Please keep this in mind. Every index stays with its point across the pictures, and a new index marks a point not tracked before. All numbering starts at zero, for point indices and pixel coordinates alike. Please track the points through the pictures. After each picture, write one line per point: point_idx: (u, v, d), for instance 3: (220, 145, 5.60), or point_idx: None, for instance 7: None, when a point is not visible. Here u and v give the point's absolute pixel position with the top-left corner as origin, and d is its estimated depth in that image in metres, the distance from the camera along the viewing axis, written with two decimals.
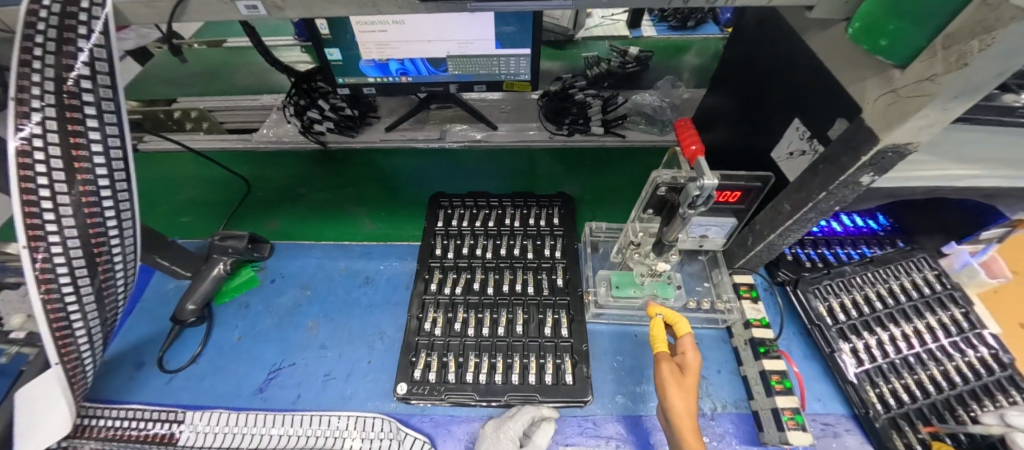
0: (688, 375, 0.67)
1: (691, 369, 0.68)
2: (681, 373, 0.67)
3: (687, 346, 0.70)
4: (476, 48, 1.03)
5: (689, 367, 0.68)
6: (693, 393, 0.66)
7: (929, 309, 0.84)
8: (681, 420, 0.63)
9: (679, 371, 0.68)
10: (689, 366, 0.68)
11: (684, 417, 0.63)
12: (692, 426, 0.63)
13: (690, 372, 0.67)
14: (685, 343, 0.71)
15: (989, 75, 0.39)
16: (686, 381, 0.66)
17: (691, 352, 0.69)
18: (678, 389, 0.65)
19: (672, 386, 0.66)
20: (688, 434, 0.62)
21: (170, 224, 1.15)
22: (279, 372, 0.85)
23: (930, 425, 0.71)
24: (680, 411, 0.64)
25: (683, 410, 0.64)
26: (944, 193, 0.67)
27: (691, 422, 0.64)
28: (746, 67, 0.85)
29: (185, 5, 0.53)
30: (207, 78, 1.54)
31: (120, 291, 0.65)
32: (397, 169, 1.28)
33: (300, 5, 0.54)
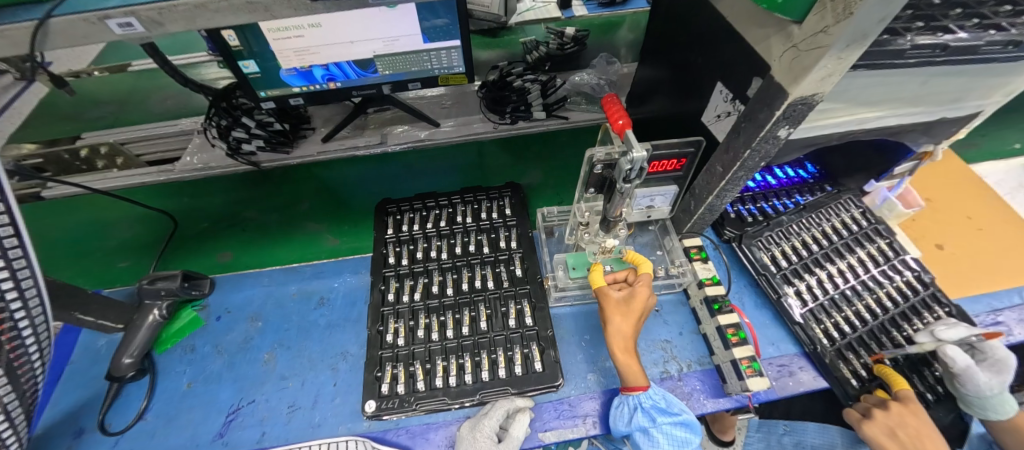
0: (630, 305, 0.73)
1: (636, 300, 0.73)
2: (624, 302, 0.74)
3: (641, 281, 0.75)
4: (403, 45, 0.99)
5: (634, 298, 0.74)
6: (633, 319, 0.73)
7: (859, 244, 0.91)
8: (616, 342, 0.71)
9: (622, 300, 0.74)
10: (633, 297, 0.74)
11: (620, 338, 0.71)
12: (623, 347, 0.71)
13: (634, 302, 0.73)
14: (639, 278, 0.76)
15: (874, 20, 0.41)
16: (628, 309, 0.73)
17: (642, 286, 0.74)
18: (615, 315, 0.73)
19: (612, 313, 0.73)
20: (619, 352, 0.71)
21: (106, 271, 1.05)
22: (238, 412, 0.80)
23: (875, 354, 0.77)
24: (616, 332, 0.72)
25: (617, 331, 0.72)
26: (857, 136, 0.72)
27: (625, 342, 0.72)
28: (669, 38, 0.87)
29: (44, 30, 0.47)
30: (115, 107, 1.40)
31: (35, 358, 0.60)
32: (340, 181, 1.22)
33: (182, 17, 0.49)
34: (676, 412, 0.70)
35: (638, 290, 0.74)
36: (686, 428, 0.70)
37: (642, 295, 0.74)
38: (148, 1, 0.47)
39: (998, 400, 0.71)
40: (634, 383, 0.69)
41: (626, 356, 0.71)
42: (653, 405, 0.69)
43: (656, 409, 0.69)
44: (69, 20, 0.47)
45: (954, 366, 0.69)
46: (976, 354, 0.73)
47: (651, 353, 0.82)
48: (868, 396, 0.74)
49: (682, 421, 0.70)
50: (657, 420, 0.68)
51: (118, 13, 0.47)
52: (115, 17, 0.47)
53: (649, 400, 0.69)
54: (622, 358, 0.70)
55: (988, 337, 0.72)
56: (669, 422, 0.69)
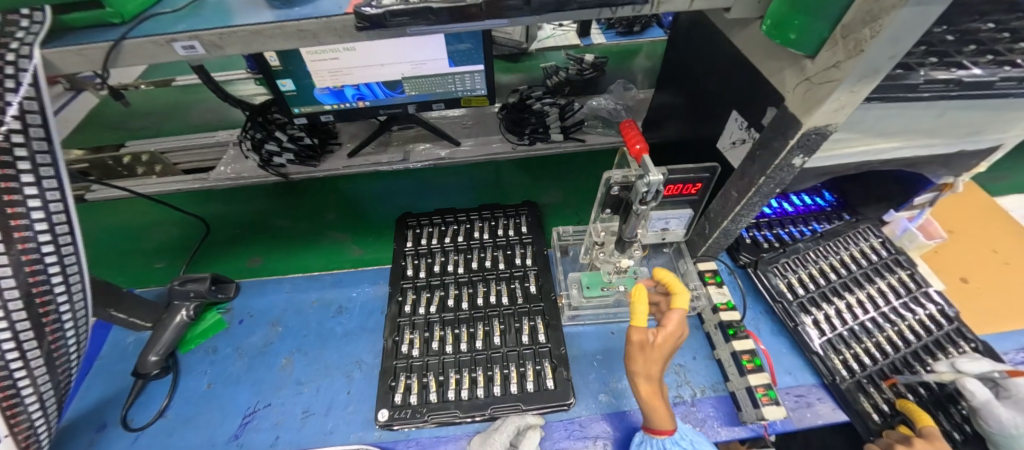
0: (659, 347, 0.65)
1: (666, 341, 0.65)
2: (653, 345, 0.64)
3: (673, 317, 0.66)
4: (430, 68, 1.04)
5: (665, 339, 0.65)
6: (661, 362, 0.65)
7: (879, 274, 0.90)
8: (644, 386, 0.65)
9: (655, 342, 0.65)
10: (664, 338, 0.65)
11: (647, 383, 0.65)
12: (651, 391, 0.65)
13: (663, 344, 0.65)
14: (671, 314, 0.66)
15: (884, 57, 0.43)
16: (656, 352, 0.64)
17: (672, 326, 0.65)
18: (642, 360, 0.64)
19: (638, 358, 0.65)
20: (646, 396, 0.65)
21: (143, 272, 1.10)
22: (254, 415, 0.82)
23: (888, 379, 0.76)
24: (644, 378, 0.65)
25: (643, 376, 0.65)
26: (873, 166, 0.73)
27: (653, 385, 0.65)
28: (687, 67, 0.90)
29: (118, 50, 0.52)
30: (159, 118, 1.49)
31: (72, 350, 0.64)
32: (363, 194, 1.27)
33: (239, 42, 0.54)
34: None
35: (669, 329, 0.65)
36: None
37: (673, 335, 0.65)
38: (212, 27, 0.52)
39: None
40: (661, 427, 0.64)
41: (654, 400, 0.65)
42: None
43: None
44: (140, 42, 0.52)
45: (972, 400, 0.67)
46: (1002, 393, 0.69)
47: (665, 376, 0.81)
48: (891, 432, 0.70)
49: None
50: None
51: (184, 37, 0.52)
52: (181, 40, 0.52)
53: (676, 446, 0.65)
54: (649, 401, 0.65)
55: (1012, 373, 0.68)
56: None
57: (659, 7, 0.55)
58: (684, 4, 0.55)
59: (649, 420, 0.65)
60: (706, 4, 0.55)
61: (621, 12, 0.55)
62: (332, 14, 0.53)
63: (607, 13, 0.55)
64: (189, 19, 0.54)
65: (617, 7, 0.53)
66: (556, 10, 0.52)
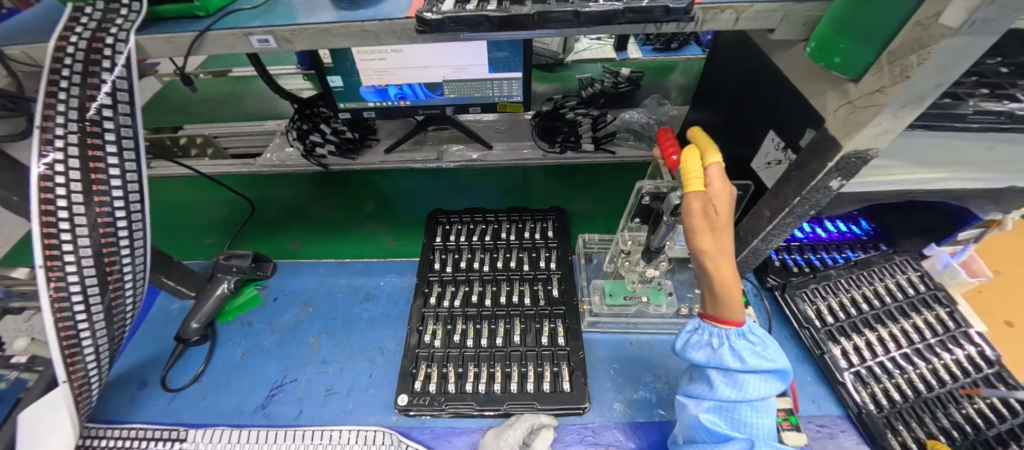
0: (719, 213, 0.56)
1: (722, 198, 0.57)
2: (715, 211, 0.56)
3: (715, 172, 0.59)
4: (471, 73, 1.09)
5: (718, 201, 0.57)
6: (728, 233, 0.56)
7: (915, 309, 0.87)
8: (716, 265, 0.55)
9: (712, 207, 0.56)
10: (721, 202, 0.57)
11: (721, 262, 0.55)
12: (730, 274, 0.55)
13: (722, 206, 0.56)
14: (712, 170, 0.59)
15: (930, 84, 0.43)
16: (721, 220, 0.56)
17: (719, 183, 0.58)
18: (710, 234, 0.56)
19: (699, 228, 0.57)
20: (721, 280, 0.55)
21: (193, 246, 1.17)
22: (281, 388, 0.86)
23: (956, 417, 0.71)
24: (714, 255, 0.55)
25: (717, 255, 0.55)
26: (915, 195, 0.71)
27: (731, 267, 0.55)
28: (725, 85, 0.90)
29: (201, 40, 0.58)
30: (215, 105, 1.60)
31: (128, 309, 0.70)
32: (397, 189, 1.32)
33: (308, 39, 0.59)
34: (774, 361, 0.57)
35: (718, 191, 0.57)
36: (776, 382, 0.58)
37: (723, 193, 0.57)
38: (285, 24, 0.58)
39: None
40: (729, 318, 0.57)
41: (729, 281, 0.56)
42: (743, 345, 0.57)
43: (745, 348, 0.57)
44: (222, 34, 0.58)
45: None
46: None
47: None
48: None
49: (774, 370, 0.58)
50: (745, 361, 0.56)
51: (260, 31, 0.57)
52: (257, 34, 0.58)
53: (742, 338, 0.58)
54: (723, 287, 0.55)
55: None
56: (760, 369, 0.57)
57: (704, 26, 0.57)
58: (728, 23, 0.56)
59: (719, 306, 0.57)
60: (751, 24, 0.57)
61: (666, 28, 0.56)
62: (394, 17, 0.57)
63: (651, 28, 0.56)
64: (264, 15, 0.59)
65: (662, 23, 0.55)
66: (604, 24, 0.55)
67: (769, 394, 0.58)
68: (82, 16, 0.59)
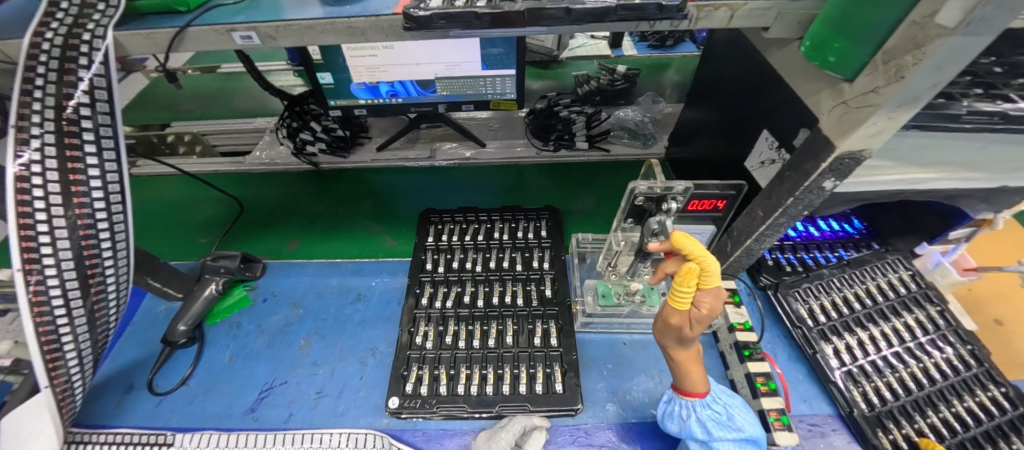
0: (694, 332, 0.56)
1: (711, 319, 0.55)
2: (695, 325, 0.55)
3: (705, 299, 0.54)
4: (463, 70, 1.07)
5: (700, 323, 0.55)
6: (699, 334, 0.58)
7: (906, 308, 0.87)
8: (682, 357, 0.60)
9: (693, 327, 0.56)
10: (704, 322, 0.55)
11: (684, 353, 0.60)
12: (690, 358, 0.60)
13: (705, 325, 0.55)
14: (703, 297, 0.54)
15: (926, 84, 0.43)
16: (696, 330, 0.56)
17: (709, 308, 0.54)
18: (677, 336, 0.57)
19: (669, 335, 0.58)
20: (684, 365, 0.61)
21: (188, 245, 1.15)
22: (270, 391, 0.85)
23: None
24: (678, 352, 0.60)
25: (678, 347, 0.59)
26: (908, 195, 0.71)
27: (691, 353, 0.60)
28: (719, 84, 0.90)
29: (181, 36, 0.57)
30: (203, 102, 1.56)
31: (111, 312, 0.68)
32: (388, 187, 1.30)
33: (293, 35, 0.57)
34: (739, 429, 0.63)
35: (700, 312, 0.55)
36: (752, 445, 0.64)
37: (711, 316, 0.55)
38: (269, 19, 0.56)
39: None
40: (695, 392, 0.62)
41: (693, 366, 0.61)
42: (710, 416, 0.63)
43: (714, 421, 0.63)
44: (202, 29, 0.56)
45: None
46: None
47: None
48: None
49: (747, 438, 0.63)
50: (714, 434, 0.62)
51: (242, 27, 0.56)
52: (239, 30, 0.56)
53: (708, 409, 0.63)
54: (683, 370, 0.61)
55: None
56: (732, 438, 0.63)
57: (698, 24, 0.56)
58: (722, 22, 0.56)
59: (682, 385, 0.63)
60: (745, 22, 0.56)
61: (659, 26, 0.55)
62: (382, 13, 0.55)
63: (645, 26, 0.55)
64: (249, 11, 0.58)
65: (655, 21, 0.54)
66: (596, 21, 0.54)
67: None
68: (58, 11, 0.57)
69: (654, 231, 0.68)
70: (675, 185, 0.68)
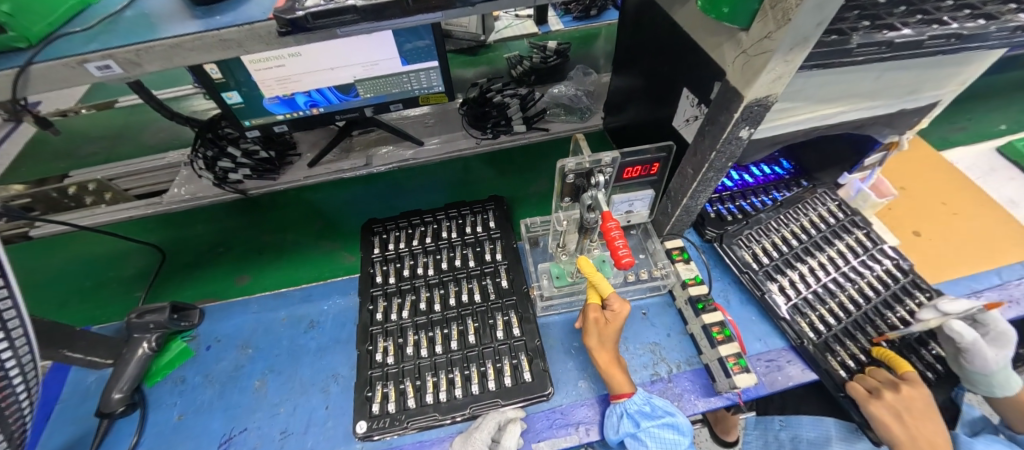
0: (607, 327, 0.73)
1: (616, 319, 0.72)
2: (605, 323, 0.73)
3: (614, 303, 0.73)
4: (382, 69, 1.01)
5: (609, 321, 0.73)
6: (614, 337, 0.73)
7: (837, 236, 0.93)
8: (601, 355, 0.73)
9: (605, 320, 0.73)
10: (615, 320, 0.72)
11: (602, 352, 0.73)
12: (610, 358, 0.73)
13: (613, 323, 0.72)
14: (612, 301, 0.74)
15: (811, 24, 0.44)
16: (607, 329, 0.73)
17: (616, 305, 0.73)
18: (597, 335, 0.74)
19: (591, 331, 0.74)
20: (604, 364, 0.72)
21: (111, 304, 1.03)
22: (230, 441, 0.79)
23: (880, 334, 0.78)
24: (598, 349, 0.73)
25: (600, 347, 0.73)
26: (821, 132, 0.75)
27: (610, 354, 0.73)
28: (638, 48, 0.90)
29: (25, 77, 0.49)
30: (106, 142, 1.41)
31: (23, 404, 0.60)
32: (326, 203, 1.23)
33: (160, 58, 0.52)
34: (658, 416, 0.69)
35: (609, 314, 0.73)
36: (674, 429, 0.69)
37: (620, 315, 0.72)
38: (126, 44, 0.50)
39: (1002, 374, 0.70)
40: (617, 391, 0.71)
41: (610, 367, 0.72)
42: (638, 410, 0.69)
43: (641, 414, 0.69)
44: (49, 66, 0.49)
45: (961, 341, 0.68)
46: (977, 328, 0.73)
47: (641, 356, 0.82)
48: (870, 377, 0.73)
49: (668, 423, 0.69)
50: (642, 425, 0.68)
51: (96, 56, 0.49)
52: (94, 60, 0.49)
53: (634, 406, 0.69)
54: (607, 369, 0.72)
55: (988, 307, 0.70)
56: (656, 424, 0.68)
57: None
58: None
59: (609, 386, 0.72)
60: None
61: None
62: (256, 21, 0.51)
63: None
64: (102, 37, 0.51)
65: None
66: None
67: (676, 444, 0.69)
68: None
69: (588, 206, 0.70)
70: (602, 157, 0.68)
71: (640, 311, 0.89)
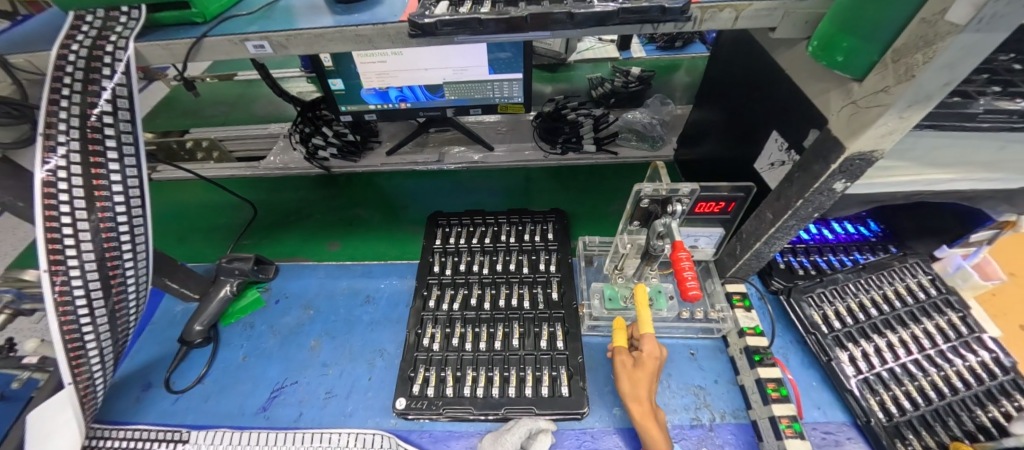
0: (642, 370, 0.70)
1: (649, 361, 0.70)
2: (634, 366, 0.71)
3: (645, 345, 0.72)
4: (471, 75, 1.08)
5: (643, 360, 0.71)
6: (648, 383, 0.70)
7: (925, 314, 0.84)
8: (633, 405, 0.69)
9: (637, 363, 0.71)
10: (648, 362, 0.70)
11: (636, 400, 0.69)
12: (645, 410, 0.68)
13: (646, 366, 0.70)
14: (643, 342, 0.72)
15: (938, 82, 0.42)
16: (640, 374, 0.70)
17: (648, 346, 0.71)
18: (628, 380, 0.71)
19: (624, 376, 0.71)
20: (639, 416, 0.68)
21: (204, 249, 1.16)
22: (282, 390, 0.86)
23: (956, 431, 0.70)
24: (630, 397, 0.70)
25: (633, 395, 0.70)
26: (923, 197, 0.69)
27: (646, 405, 0.69)
28: (727, 85, 0.89)
29: (198, 46, 0.59)
30: (221, 108, 1.60)
31: (132, 313, 0.71)
32: (396, 190, 1.31)
33: (303, 44, 0.59)
34: None
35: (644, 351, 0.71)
36: None
37: (652, 356, 0.71)
38: (280, 29, 0.58)
39: None
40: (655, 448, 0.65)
41: (646, 421, 0.67)
42: None
43: None
44: (218, 40, 0.59)
45: None
46: None
47: (683, 397, 0.79)
48: None
49: None
50: None
51: (256, 37, 0.58)
52: (253, 39, 0.58)
53: None
54: (641, 421, 0.68)
55: None
56: None
57: (702, 25, 0.56)
58: (727, 24, 0.56)
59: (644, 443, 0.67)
60: (750, 23, 0.56)
61: (663, 29, 0.56)
62: (388, 21, 0.57)
63: (649, 28, 0.56)
64: (261, 21, 0.60)
65: (659, 23, 0.55)
66: (599, 24, 0.54)
67: None
68: (83, 24, 0.61)
69: (660, 233, 0.70)
70: (681, 187, 0.68)
71: (688, 350, 0.86)
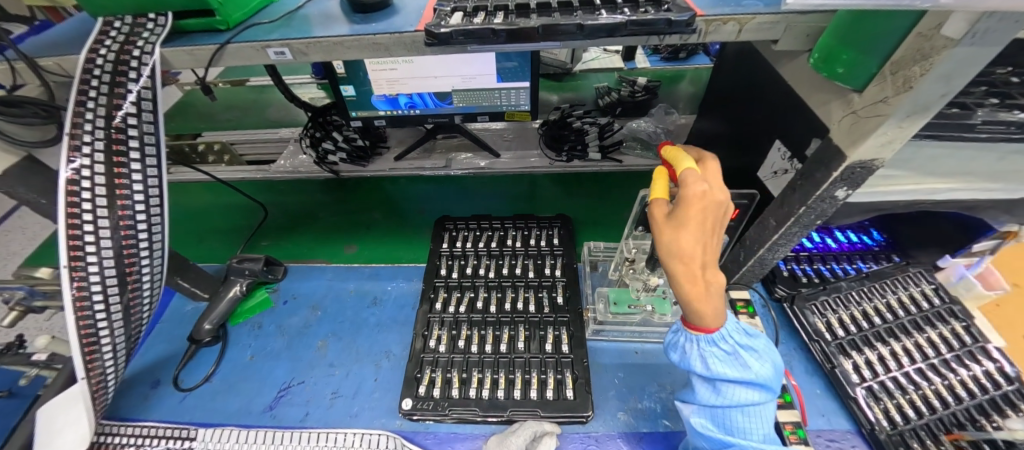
0: (692, 212, 0.51)
1: (698, 198, 0.52)
2: (680, 209, 0.52)
3: (691, 180, 0.54)
4: (479, 82, 1.10)
5: (707, 208, 0.52)
6: (700, 231, 0.51)
7: (929, 324, 0.85)
8: (681, 270, 0.51)
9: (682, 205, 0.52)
10: (695, 204, 0.51)
11: (686, 265, 0.50)
12: (698, 281, 0.51)
13: (695, 204, 0.51)
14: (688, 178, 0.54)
15: (935, 94, 0.43)
16: (691, 218, 0.51)
17: (692, 184, 0.53)
18: (671, 229, 0.52)
19: (665, 228, 0.53)
20: (690, 291, 0.51)
21: (215, 250, 1.18)
22: (288, 390, 0.87)
23: (952, 434, 0.70)
24: (674, 254, 0.51)
25: (678, 255, 0.51)
26: (925, 206, 0.71)
27: (698, 268, 0.50)
28: (731, 95, 0.91)
29: (222, 51, 0.62)
30: (234, 113, 1.64)
31: (146, 309, 0.73)
32: (404, 195, 1.33)
33: (322, 51, 0.62)
34: (746, 370, 0.55)
35: (706, 192, 0.52)
36: (757, 390, 0.56)
37: (700, 196, 0.52)
38: (301, 37, 0.60)
39: None
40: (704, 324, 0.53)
41: (696, 291, 0.51)
42: (719, 349, 0.55)
43: (723, 355, 0.56)
44: (241, 46, 0.61)
45: None
46: None
47: None
48: None
49: (750, 382, 0.56)
50: (713, 370, 0.55)
51: (277, 44, 0.60)
52: (274, 46, 0.61)
53: (716, 339, 0.55)
54: (692, 298, 0.51)
55: None
56: (734, 380, 0.55)
57: (707, 37, 0.58)
58: (731, 35, 0.58)
59: (690, 318, 0.54)
60: (753, 35, 0.58)
61: (669, 40, 0.58)
62: (404, 30, 0.59)
63: (654, 40, 0.58)
64: (282, 29, 0.62)
65: (664, 35, 0.56)
66: (608, 36, 0.56)
67: (751, 402, 0.56)
68: (111, 30, 0.64)
69: None
70: None
71: None
